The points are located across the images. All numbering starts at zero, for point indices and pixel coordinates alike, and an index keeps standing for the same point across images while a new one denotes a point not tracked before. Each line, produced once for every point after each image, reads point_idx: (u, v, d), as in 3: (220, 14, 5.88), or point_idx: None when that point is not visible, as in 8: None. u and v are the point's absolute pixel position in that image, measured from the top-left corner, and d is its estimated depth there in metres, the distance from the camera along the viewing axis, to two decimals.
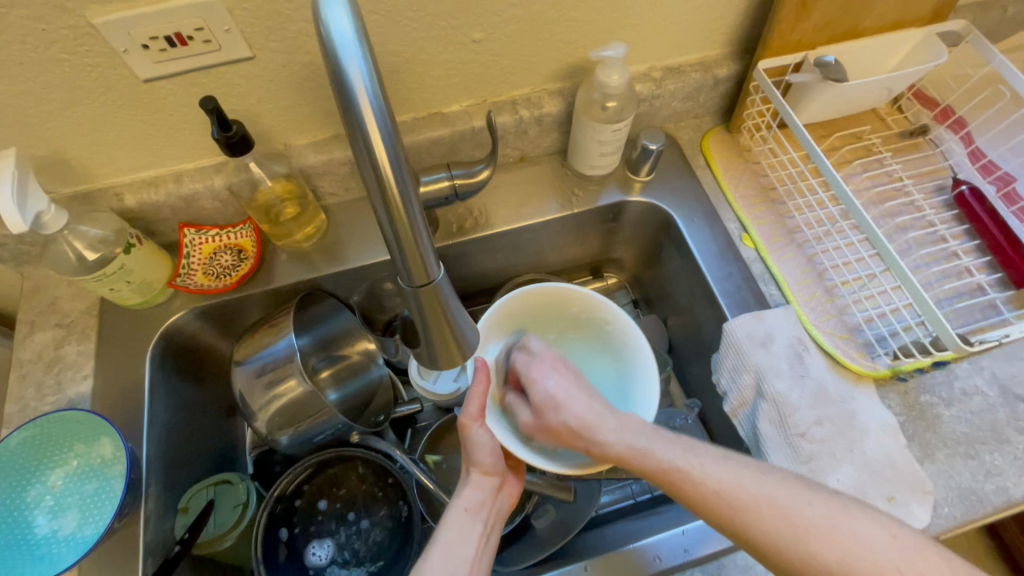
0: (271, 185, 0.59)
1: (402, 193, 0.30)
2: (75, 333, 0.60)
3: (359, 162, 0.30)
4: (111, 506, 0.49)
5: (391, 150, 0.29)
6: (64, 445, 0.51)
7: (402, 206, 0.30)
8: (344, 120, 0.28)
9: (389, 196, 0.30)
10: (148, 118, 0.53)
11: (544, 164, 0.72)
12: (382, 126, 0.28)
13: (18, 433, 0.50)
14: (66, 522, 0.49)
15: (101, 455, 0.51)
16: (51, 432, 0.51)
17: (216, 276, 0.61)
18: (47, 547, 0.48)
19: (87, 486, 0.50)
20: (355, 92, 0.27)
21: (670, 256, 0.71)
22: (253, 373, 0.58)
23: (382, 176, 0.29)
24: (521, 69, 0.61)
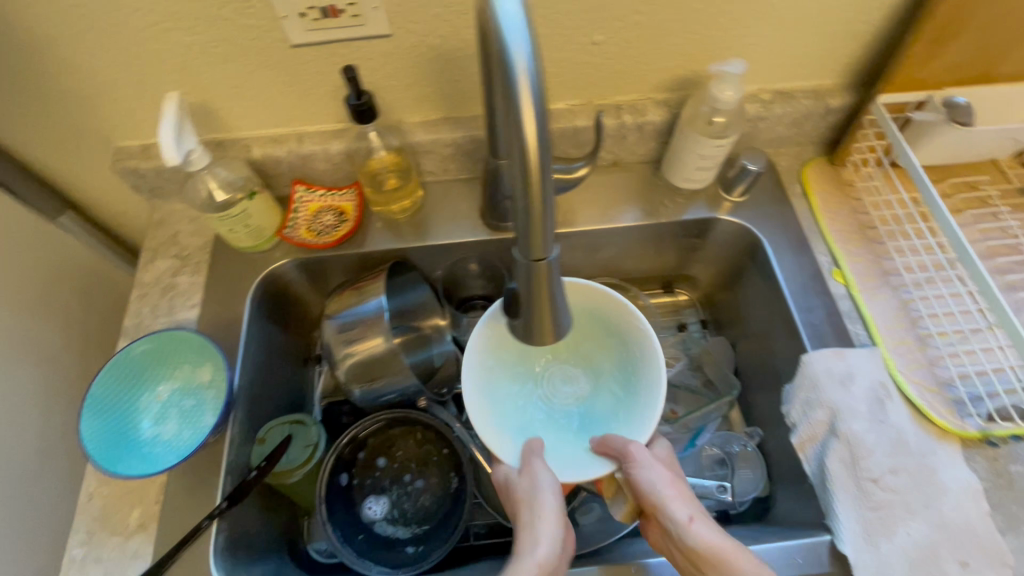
0: (382, 156, 0.63)
1: (538, 167, 0.31)
2: (190, 265, 0.66)
3: (505, 133, 0.31)
4: (208, 420, 0.54)
5: (539, 124, 0.30)
6: (174, 360, 0.57)
7: (536, 178, 0.31)
8: (501, 94, 0.30)
9: (526, 167, 0.31)
10: (288, 79, 0.58)
11: (636, 171, 0.73)
12: (535, 102, 0.29)
13: (139, 343, 0.56)
14: (167, 429, 0.55)
15: (202, 376, 0.57)
16: (165, 346, 0.57)
17: (317, 232, 0.66)
18: (149, 449, 0.53)
19: (187, 401, 0.56)
20: (516, 69, 0.29)
21: (752, 280, 0.70)
22: (339, 327, 0.61)
23: (524, 147, 0.30)
24: (632, 75, 0.63)
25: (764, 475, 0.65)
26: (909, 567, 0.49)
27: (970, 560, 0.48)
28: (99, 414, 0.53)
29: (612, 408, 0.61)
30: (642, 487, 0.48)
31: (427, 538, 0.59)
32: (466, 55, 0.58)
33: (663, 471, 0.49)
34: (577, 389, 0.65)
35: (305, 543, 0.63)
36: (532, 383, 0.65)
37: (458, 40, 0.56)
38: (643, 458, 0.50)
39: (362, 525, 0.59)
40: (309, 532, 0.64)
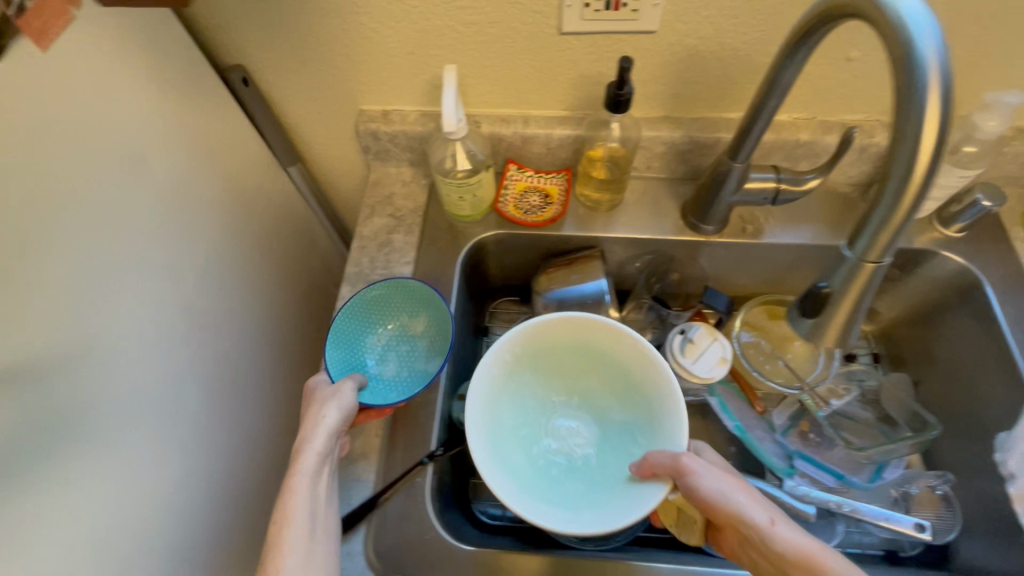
0: (610, 147, 0.65)
1: (923, 170, 0.32)
2: (403, 226, 0.71)
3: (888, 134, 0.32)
4: (424, 364, 0.60)
5: (936, 128, 0.31)
6: (397, 308, 0.63)
7: (916, 180, 0.32)
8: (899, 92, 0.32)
9: (911, 169, 0.32)
10: (539, 64, 0.61)
11: (839, 192, 0.72)
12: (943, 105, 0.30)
13: (373, 288, 0.62)
14: (388, 369, 0.60)
15: (422, 328, 0.62)
16: (391, 294, 0.62)
17: (525, 211, 0.69)
18: (374, 381, 0.58)
19: (408, 347, 0.61)
20: (929, 72, 0.30)
21: (956, 319, 0.68)
22: (557, 302, 0.62)
23: (918, 149, 0.31)
24: (871, 95, 0.62)
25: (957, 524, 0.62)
26: None
27: None
28: (335, 343, 0.59)
29: (627, 430, 0.57)
30: (710, 500, 0.43)
31: None
32: (716, 58, 0.59)
33: (728, 476, 0.45)
34: (587, 437, 0.59)
35: (472, 502, 0.66)
36: (540, 431, 0.59)
37: (716, 43, 0.57)
38: (697, 469, 0.45)
39: None
40: (476, 492, 0.67)
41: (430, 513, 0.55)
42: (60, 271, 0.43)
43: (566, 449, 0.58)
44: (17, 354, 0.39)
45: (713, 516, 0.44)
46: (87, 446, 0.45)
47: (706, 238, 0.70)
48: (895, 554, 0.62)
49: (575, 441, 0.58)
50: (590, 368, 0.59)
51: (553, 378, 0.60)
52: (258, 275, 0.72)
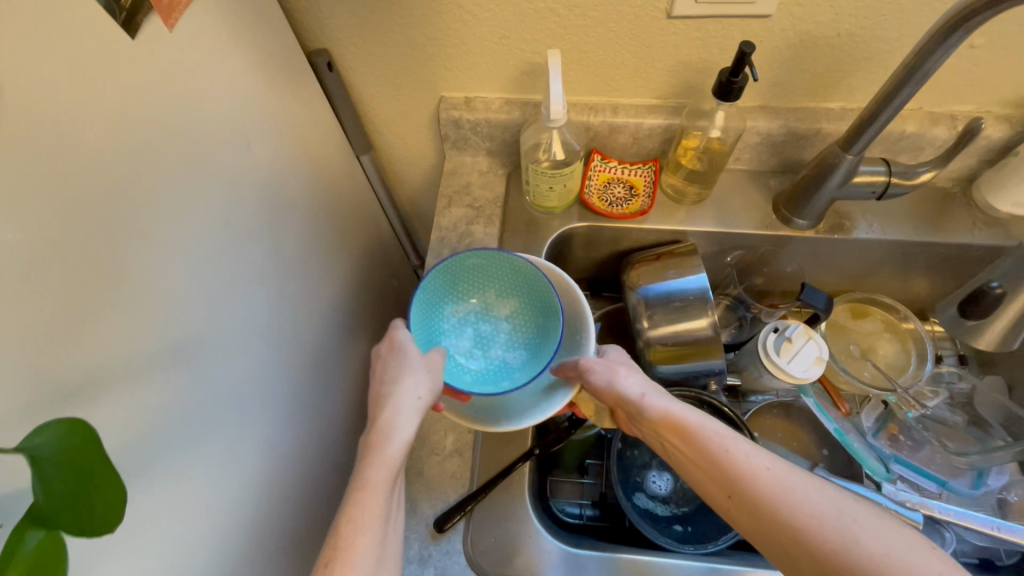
0: (710, 140, 0.63)
1: None
2: (483, 217, 0.69)
3: None
4: (498, 352, 0.60)
5: None
6: (487, 281, 0.60)
7: None
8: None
9: None
10: (640, 50, 0.59)
11: (937, 186, 0.69)
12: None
13: (474, 258, 0.57)
14: (462, 344, 0.59)
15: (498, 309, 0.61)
16: (490, 269, 0.58)
17: (609, 203, 0.68)
18: (450, 357, 0.57)
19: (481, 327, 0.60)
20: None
21: None
22: (655, 299, 0.60)
23: None
24: (986, 84, 0.59)
25: None
26: None
27: None
28: (424, 304, 0.56)
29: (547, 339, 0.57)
30: (600, 388, 0.50)
31: (688, 520, 0.59)
32: (829, 44, 0.56)
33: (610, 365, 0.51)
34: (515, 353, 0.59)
35: (549, 499, 0.62)
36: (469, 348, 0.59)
37: (832, 28, 0.54)
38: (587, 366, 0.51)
39: (626, 492, 0.60)
40: (553, 489, 0.63)
41: (529, 514, 0.53)
42: (184, 260, 0.42)
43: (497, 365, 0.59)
44: (150, 345, 0.39)
45: (605, 401, 0.51)
46: (199, 441, 0.44)
47: (799, 232, 0.67)
48: (991, 563, 0.61)
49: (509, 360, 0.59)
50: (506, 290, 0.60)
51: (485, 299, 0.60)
52: (335, 266, 0.71)
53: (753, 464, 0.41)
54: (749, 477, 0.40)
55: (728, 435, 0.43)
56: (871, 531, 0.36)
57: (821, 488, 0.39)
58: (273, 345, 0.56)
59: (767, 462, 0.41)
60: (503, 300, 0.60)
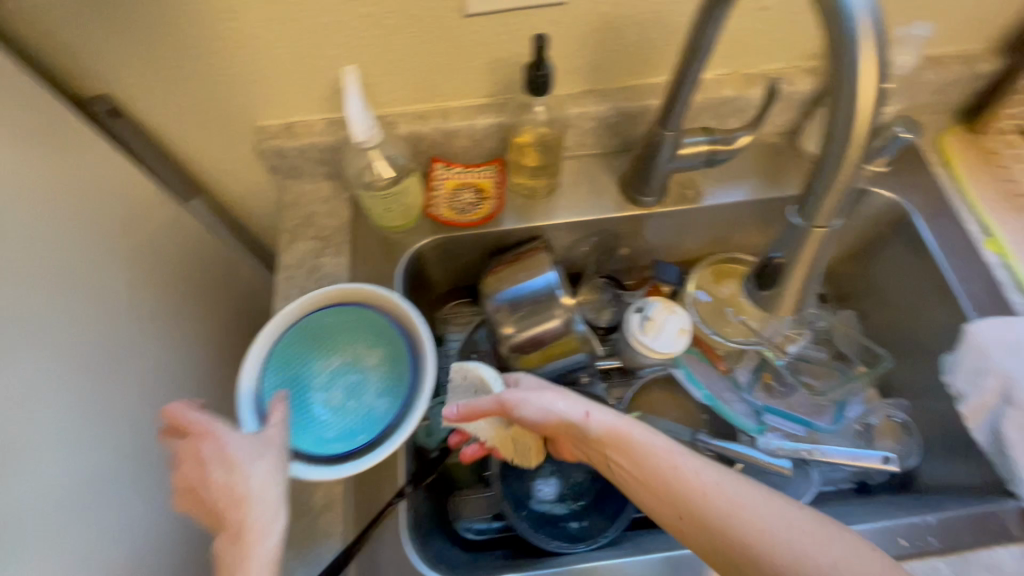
0: (536, 131, 0.62)
1: (862, 134, 0.33)
2: (331, 247, 0.65)
3: (832, 100, 0.33)
4: (374, 399, 0.53)
5: (876, 90, 0.31)
6: (351, 334, 0.56)
7: (858, 145, 0.33)
8: (829, 41, 0.31)
9: (853, 135, 0.33)
10: (447, 51, 0.56)
11: (768, 143, 0.72)
12: (876, 68, 0.30)
13: (328, 313, 0.56)
14: (330, 403, 0.53)
15: (368, 359, 0.55)
16: (348, 321, 0.56)
17: (460, 211, 0.65)
18: (314, 417, 0.52)
19: (351, 380, 0.55)
20: (859, 35, 0.30)
21: (891, 251, 0.69)
22: (507, 305, 0.58)
23: (858, 114, 0.32)
24: (787, 42, 0.61)
25: (919, 448, 0.64)
26: None
27: None
28: (277, 368, 0.53)
29: (409, 377, 0.54)
30: (539, 417, 0.49)
31: (586, 513, 0.59)
32: (632, 23, 0.56)
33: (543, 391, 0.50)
34: (384, 400, 0.53)
35: (453, 521, 0.61)
36: (337, 404, 0.53)
37: (630, 8, 0.54)
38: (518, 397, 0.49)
39: (523, 500, 0.59)
40: (457, 509, 0.62)
41: (410, 553, 0.51)
42: None
43: (366, 415, 0.53)
44: None
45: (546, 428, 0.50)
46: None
47: (647, 210, 0.68)
48: (866, 484, 0.64)
49: (378, 406, 0.53)
50: (364, 332, 0.56)
51: (345, 345, 0.56)
52: (177, 327, 0.64)
53: (705, 478, 0.43)
54: (704, 495, 0.42)
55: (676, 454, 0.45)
56: (808, 528, 0.40)
57: (766, 495, 0.42)
58: (100, 434, 0.50)
59: (717, 476, 0.43)
60: (365, 344, 0.56)
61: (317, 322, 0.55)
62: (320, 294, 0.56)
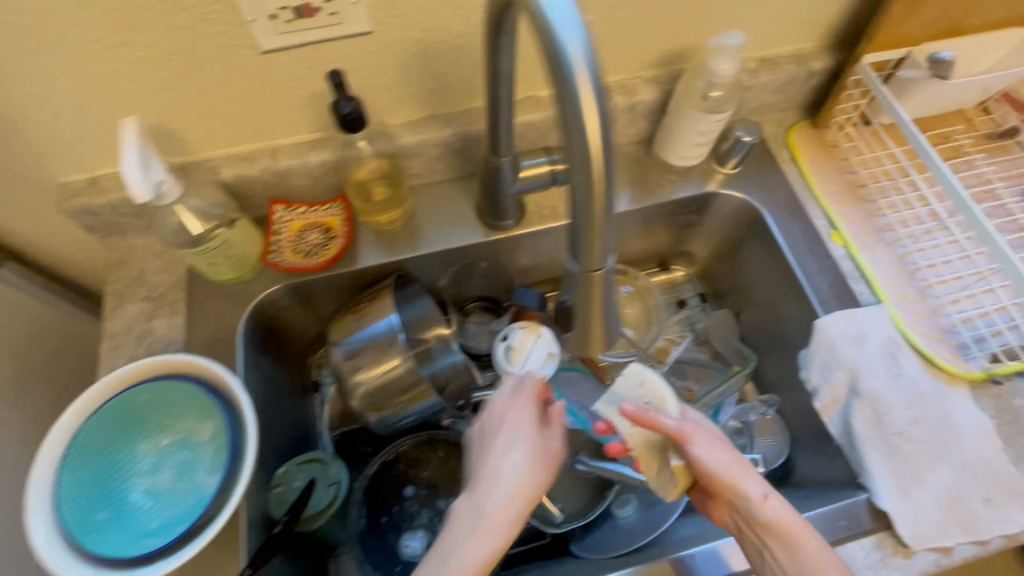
0: (370, 164, 0.59)
1: (602, 171, 0.28)
2: (164, 306, 0.60)
3: (563, 136, 0.28)
4: (207, 478, 0.48)
5: (604, 123, 0.27)
6: (170, 409, 0.51)
7: (600, 183, 0.28)
8: (552, 84, 0.27)
9: (590, 173, 0.28)
10: (254, 90, 0.51)
11: (627, 152, 0.71)
12: (600, 112, 0.27)
13: (141, 390, 0.50)
14: (153, 490, 0.48)
15: (192, 433, 0.50)
16: (165, 394, 0.51)
17: (306, 253, 0.61)
18: (134, 511, 0.47)
19: (176, 460, 0.49)
20: (577, 79, 0.26)
21: (752, 250, 0.71)
22: (350, 353, 0.55)
23: (588, 150, 0.27)
24: (622, 54, 0.60)
25: (788, 444, 0.65)
26: (942, 510, 0.51)
27: (991, 496, 0.52)
28: (84, 464, 0.48)
29: (236, 445, 0.49)
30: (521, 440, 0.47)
31: None
32: (452, 47, 0.53)
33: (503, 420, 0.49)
34: (211, 475, 0.48)
35: None
36: (160, 490, 0.48)
37: (445, 32, 0.51)
38: (658, 416, 0.48)
39: (393, 557, 0.56)
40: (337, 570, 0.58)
41: None
42: None
43: (193, 496, 0.48)
44: None
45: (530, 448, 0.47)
46: None
47: (507, 233, 0.66)
48: None
49: (205, 484, 0.48)
50: (185, 404, 0.51)
51: (165, 422, 0.50)
52: None
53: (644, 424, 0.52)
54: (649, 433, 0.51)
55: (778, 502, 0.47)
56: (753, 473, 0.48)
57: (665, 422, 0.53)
58: None
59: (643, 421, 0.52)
60: (186, 417, 0.50)
61: (128, 403, 0.50)
62: (128, 371, 0.50)
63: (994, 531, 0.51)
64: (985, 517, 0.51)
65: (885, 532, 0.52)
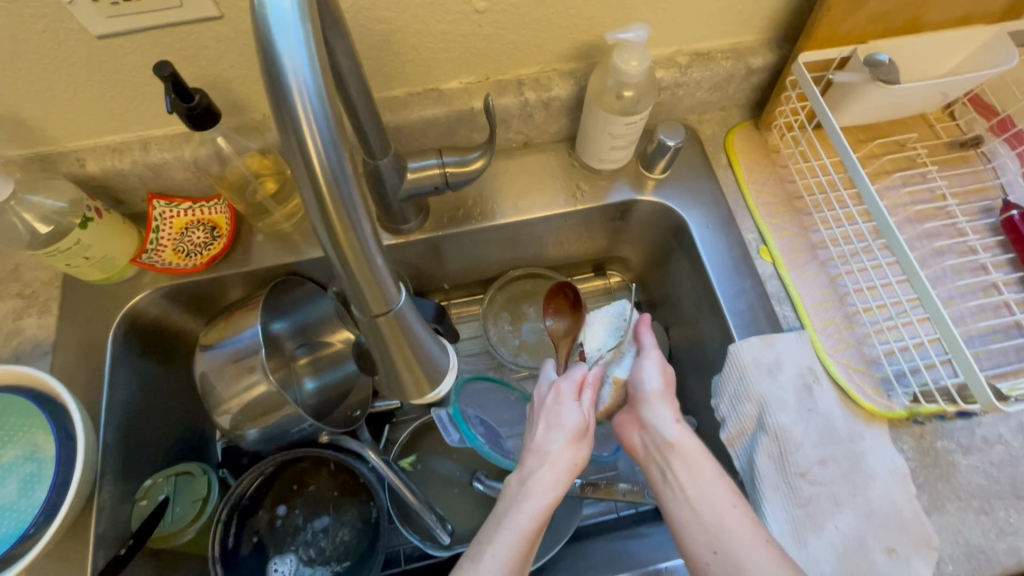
0: (244, 162, 0.53)
1: (336, 195, 0.25)
2: (36, 305, 0.56)
3: (290, 162, 0.25)
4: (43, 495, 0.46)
5: (328, 143, 0.24)
6: (7, 420, 0.47)
7: (336, 209, 0.25)
8: (274, 110, 0.24)
9: (323, 198, 0.25)
10: (104, 77, 0.47)
11: (550, 151, 0.66)
12: (327, 140, 0.24)
13: None
14: None
15: (29, 447, 0.47)
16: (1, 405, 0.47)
17: (186, 254, 0.56)
18: None
19: (8, 477, 0.47)
20: (297, 103, 0.24)
21: (680, 262, 0.66)
22: (220, 364, 0.53)
23: (312, 173, 0.24)
24: (530, 45, 0.54)
25: None
26: (837, 561, 0.47)
27: (897, 546, 0.48)
28: None
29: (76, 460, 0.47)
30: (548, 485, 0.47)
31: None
32: None
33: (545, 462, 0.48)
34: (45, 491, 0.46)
35: None
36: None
37: None
38: (648, 331, 0.58)
39: None
40: None
41: None
42: None
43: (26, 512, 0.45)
44: None
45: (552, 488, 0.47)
46: None
47: (410, 236, 0.61)
48: None
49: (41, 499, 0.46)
50: (20, 416, 0.47)
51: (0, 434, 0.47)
52: None
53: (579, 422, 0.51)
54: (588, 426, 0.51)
55: (754, 533, 0.44)
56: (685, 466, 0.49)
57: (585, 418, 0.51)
58: None
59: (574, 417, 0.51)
60: (23, 430, 0.47)
61: None
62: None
63: None
64: (887, 569, 0.47)
65: None
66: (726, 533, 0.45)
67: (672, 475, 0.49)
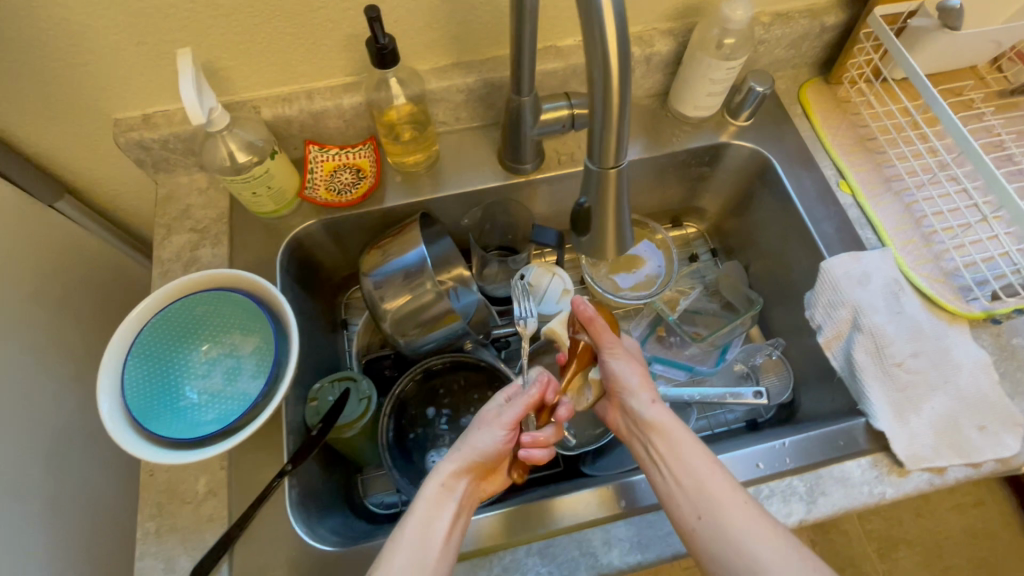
0: (399, 106, 0.60)
1: (619, 70, 0.34)
2: (209, 238, 0.64)
3: (587, 46, 0.34)
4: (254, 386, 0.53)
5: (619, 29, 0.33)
6: (231, 320, 0.55)
7: (616, 83, 0.34)
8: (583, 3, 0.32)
9: (609, 71, 0.34)
10: (294, 30, 0.56)
11: (643, 105, 0.74)
12: (618, 26, 0.32)
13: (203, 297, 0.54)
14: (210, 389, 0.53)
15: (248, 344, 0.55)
16: (224, 306, 0.55)
17: (338, 191, 0.65)
18: (194, 402, 0.52)
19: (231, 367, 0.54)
20: None
21: (763, 201, 0.73)
22: (383, 281, 0.60)
23: (608, 52, 0.33)
24: (639, 4, 0.63)
25: (790, 380, 0.70)
26: (934, 435, 0.54)
27: (986, 423, 0.54)
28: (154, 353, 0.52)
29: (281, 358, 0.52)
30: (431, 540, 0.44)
31: None
32: None
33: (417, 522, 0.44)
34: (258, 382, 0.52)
35: (362, 498, 0.63)
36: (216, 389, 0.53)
37: None
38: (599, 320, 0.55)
39: None
40: (366, 487, 0.64)
41: (290, 516, 0.52)
42: None
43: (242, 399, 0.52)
44: None
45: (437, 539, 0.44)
46: None
47: (527, 177, 0.69)
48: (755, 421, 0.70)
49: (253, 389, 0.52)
50: (241, 318, 0.55)
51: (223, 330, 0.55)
52: (38, 334, 0.62)
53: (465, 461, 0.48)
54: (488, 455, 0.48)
55: (742, 502, 0.45)
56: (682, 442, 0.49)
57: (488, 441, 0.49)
58: None
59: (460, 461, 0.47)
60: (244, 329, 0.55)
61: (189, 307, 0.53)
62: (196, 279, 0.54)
63: (989, 455, 0.53)
64: (979, 443, 0.54)
65: (881, 453, 0.54)
66: (715, 502, 0.45)
67: (656, 451, 0.50)
